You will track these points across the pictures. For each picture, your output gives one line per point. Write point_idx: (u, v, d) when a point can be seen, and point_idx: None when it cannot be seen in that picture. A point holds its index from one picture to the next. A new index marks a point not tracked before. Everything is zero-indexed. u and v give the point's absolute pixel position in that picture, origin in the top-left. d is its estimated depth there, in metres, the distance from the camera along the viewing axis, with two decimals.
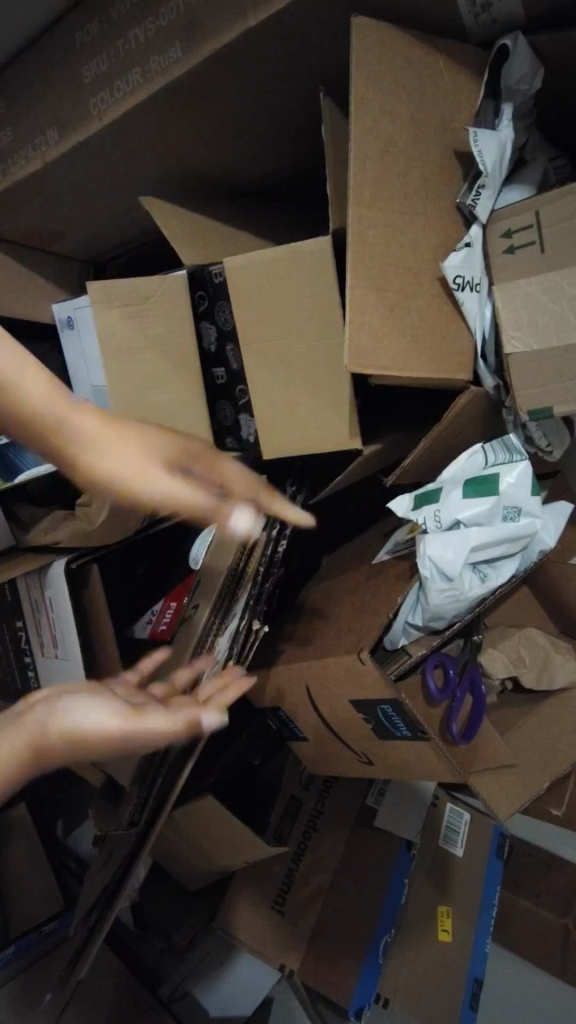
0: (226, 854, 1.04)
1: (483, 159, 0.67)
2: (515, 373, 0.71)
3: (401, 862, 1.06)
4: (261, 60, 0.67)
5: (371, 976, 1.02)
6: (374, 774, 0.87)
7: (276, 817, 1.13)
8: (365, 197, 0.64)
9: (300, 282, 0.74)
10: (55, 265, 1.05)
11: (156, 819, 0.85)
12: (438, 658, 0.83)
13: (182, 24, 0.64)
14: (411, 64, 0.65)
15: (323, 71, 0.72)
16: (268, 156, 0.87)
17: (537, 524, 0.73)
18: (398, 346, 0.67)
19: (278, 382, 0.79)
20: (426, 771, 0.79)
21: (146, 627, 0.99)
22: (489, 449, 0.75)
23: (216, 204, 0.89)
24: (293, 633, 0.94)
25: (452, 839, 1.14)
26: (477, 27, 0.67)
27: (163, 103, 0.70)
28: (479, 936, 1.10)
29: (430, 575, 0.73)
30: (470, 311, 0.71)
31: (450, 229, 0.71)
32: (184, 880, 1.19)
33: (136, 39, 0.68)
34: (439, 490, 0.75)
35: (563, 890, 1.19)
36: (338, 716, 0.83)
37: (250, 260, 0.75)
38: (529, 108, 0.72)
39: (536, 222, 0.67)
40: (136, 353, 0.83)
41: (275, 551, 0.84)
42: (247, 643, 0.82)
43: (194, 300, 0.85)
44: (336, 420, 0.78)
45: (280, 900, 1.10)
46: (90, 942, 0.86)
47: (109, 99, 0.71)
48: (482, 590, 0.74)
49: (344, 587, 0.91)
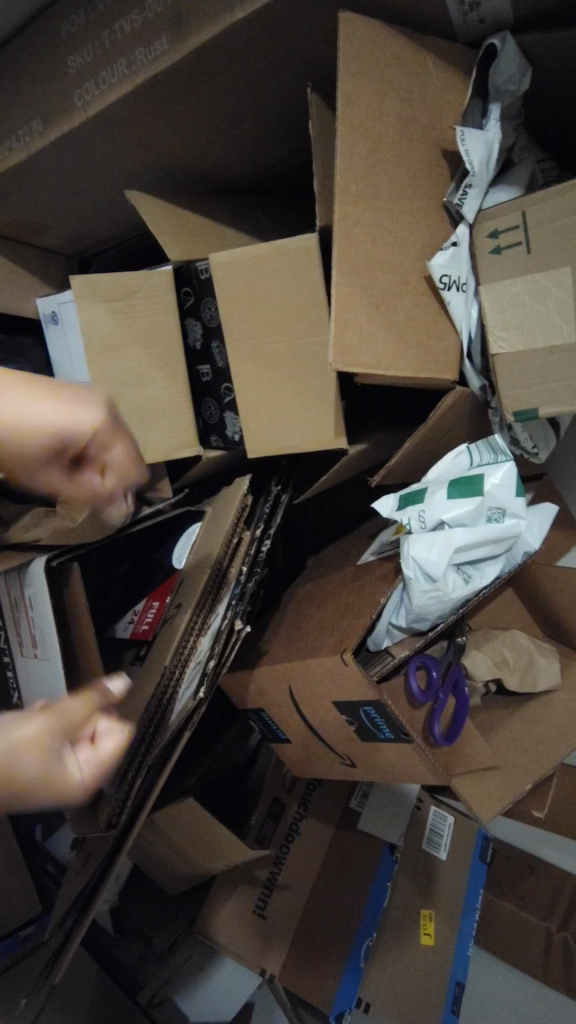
0: (205, 857, 1.03)
1: (470, 159, 0.66)
2: (500, 375, 0.71)
3: (384, 864, 1.08)
4: (250, 53, 0.66)
5: (352, 981, 1.01)
6: (357, 776, 0.86)
7: (258, 818, 1.10)
8: (351, 193, 0.63)
9: (287, 279, 0.73)
10: (38, 260, 1.04)
11: (137, 815, 0.84)
12: (421, 659, 0.80)
13: (168, 14, 0.64)
14: (398, 57, 0.65)
15: (311, 66, 0.72)
16: (254, 151, 0.86)
17: (522, 524, 0.72)
18: (383, 344, 0.67)
19: (265, 379, 0.78)
20: (409, 773, 0.79)
21: (127, 627, 0.96)
22: (475, 449, 0.74)
23: (203, 199, 0.89)
24: (276, 632, 0.93)
25: (436, 842, 1.14)
26: (465, 27, 0.67)
27: (149, 95, 0.69)
28: (462, 940, 1.10)
29: (414, 574, 0.72)
30: (456, 311, 0.71)
31: (437, 228, 0.70)
32: (164, 883, 1.17)
33: (122, 31, 0.67)
34: (424, 489, 0.75)
35: (546, 892, 1.20)
36: (321, 717, 0.82)
37: (235, 256, 0.74)
38: (517, 108, 0.71)
39: (522, 222, 0.66)
40: (118, 349, 0.82)
41: (259, 550, 0.89)
42: (228, 643, 0.86)
43: (180, 297, 0.85)
44: (321, 420, 0.77)
45: (261, 905, 1.07)
46: (68, 945, 0.84)
47: (94, 90, 0.70)
48: (465, 592, 0.74)
49: (329, 588, 0.90)
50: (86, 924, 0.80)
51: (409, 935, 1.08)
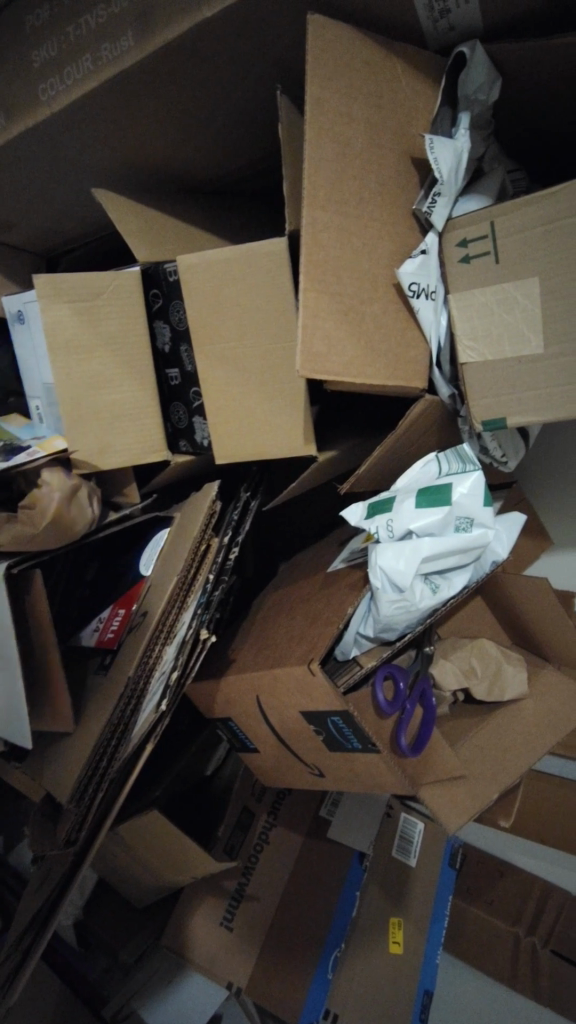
0: (171, 869, 1.01)
1: (439, 167, 0.66)
2: (469, 384, 0.71)
3: (353, 874, 1.08)
4: (218, 53, 0.65)
5: (319, 991, 1.01)
6: (324, 786, 0.85)
7: (226, 832, 1.07)
8: (319, 198, 0.63)
9: (255, 284, 0.72)
10: (3, 258, 1.01)
11: (99, 827, 0.83)
12: (389, 670, 0.79)
13: (134, 11, 0.62)
14: (367, 63, 0.64)
15: (280, 68, 0.71)
16: (225, 153, 0.85)
17: (490, 534, 0.72)
18: (351, 352, 0.66)
19: (233, 385, 0.77)
20: (377, 783, 0.78)
21: (93, 635, 0.91)
22: (443, 458, 0.74)
23: (173, 200, 0.87)
24: (244, 641, 0.92)
25: (405, 849, 1.12)
26: (436, 34, 0.67)
27: (115, 92, 0.68)
28: (430, 947, 1.11)
29: (381, 585, 0.72)
30: (425, 319, 0.70)
31: (406, 236, 0.70)
32: (130, 895, 1.15)
33: (87, 26, 0.65)
34: (392, 498, 0.74)
35: (513, 898, 1.20)
36: (289, 727, 0.81)
37: (203, 259, 0.73)
38: (487, 118, 0.71)
39: (490, 233, 0.66)
40: (83, 351, 0.80)
41: (226, 557, 0.88)
42: (194, 652, 0.88)
43: (149, 299, 0.83)
44: (290, 427, 0.76)
45: (229, 915, 1.06)
46: (23, 969, 0.80)
47: (59, 86, 0.68)
48: (433, 602, 0.73)
49: (298, 597, 0.89)
50: (44, 943, 0.78)
51: (378, 943, 1.07)
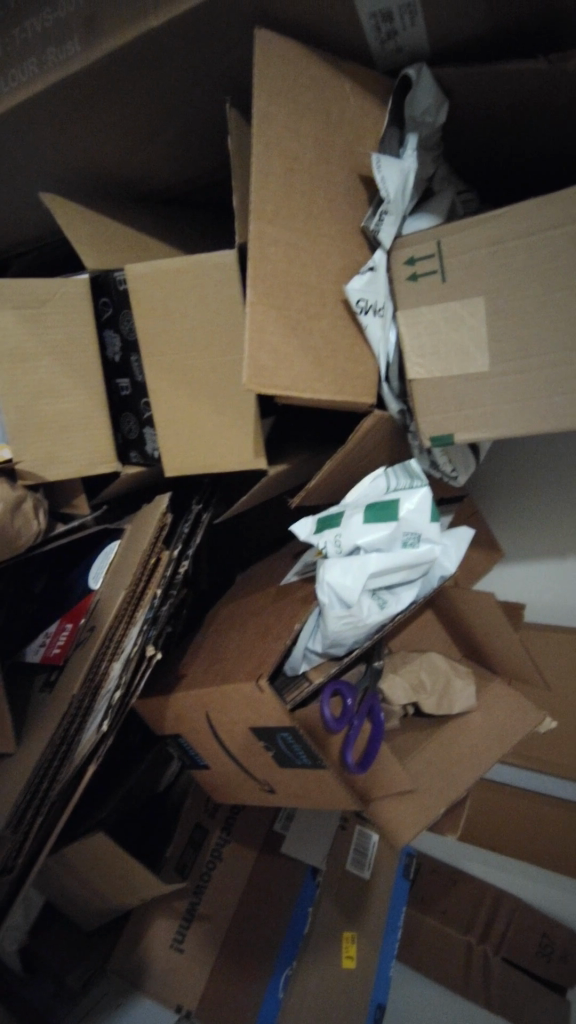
0: (119, 891, 0.98)
1: (386, 186, 0.67)
2: (417, 401, 0.71)
3: (305, 891, 1.12)
4: (167, 62, 0.64)
5: (268, 1010, 1.01)
6: (275, 802, 0.84)
7: (177, 849, 1.04)
8: (267, 212, 0.62)
9: (204, 296, 0.71)
10: None
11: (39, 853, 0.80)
12: (336, 687, 0.78)
13: (81, 15, 0.61)
14: (316, 80, 0.65)
15: (231, 81, 0.70)
16: (177, 163, 0.84)
17: (437, 550, 0.72)
18: (299, 366, 0.66)
19: (182, 397, 0.76)
20: (326, 799, 0.78)
21: (38, 650, 0.87)
22: (392, 473, 0.74)
23: (124, 207, 0.86)
24: (194, 655, 0.90)
25: (359, 861, 1.11)
26: (384, 55, 0.68)
27: (63, 95, 0.66)
28: (384, 959, 1.10)
29: (329, 599, 0.72)
30: (373, 336, 0.70)
31: (355, 252, 0.70)
32: (78, 918, 1.11)
33: (33, 29, 0.64)
34: (341, 514, 0.74)
35: (467, 907, 1.21)
36: (238, 743, 0.80)
37: (152, 270, 0.72)
38: (436, 140, 0.72)
39: (437, 252, 0.67)
40: (28, 358, 0.78)
41: (175, 572, 0.86)
42: (139, 671, 0.83)
43: (98, 307, 0.81)
44: (240, 440, 0.76)
45: (179, 938, 1.03)
46: None
47: (3, 88, 0.66)
48: (381, 617, 0.73)
49: (249, 610, 0.88)
50: None
51: (330, 959, 1.04)
